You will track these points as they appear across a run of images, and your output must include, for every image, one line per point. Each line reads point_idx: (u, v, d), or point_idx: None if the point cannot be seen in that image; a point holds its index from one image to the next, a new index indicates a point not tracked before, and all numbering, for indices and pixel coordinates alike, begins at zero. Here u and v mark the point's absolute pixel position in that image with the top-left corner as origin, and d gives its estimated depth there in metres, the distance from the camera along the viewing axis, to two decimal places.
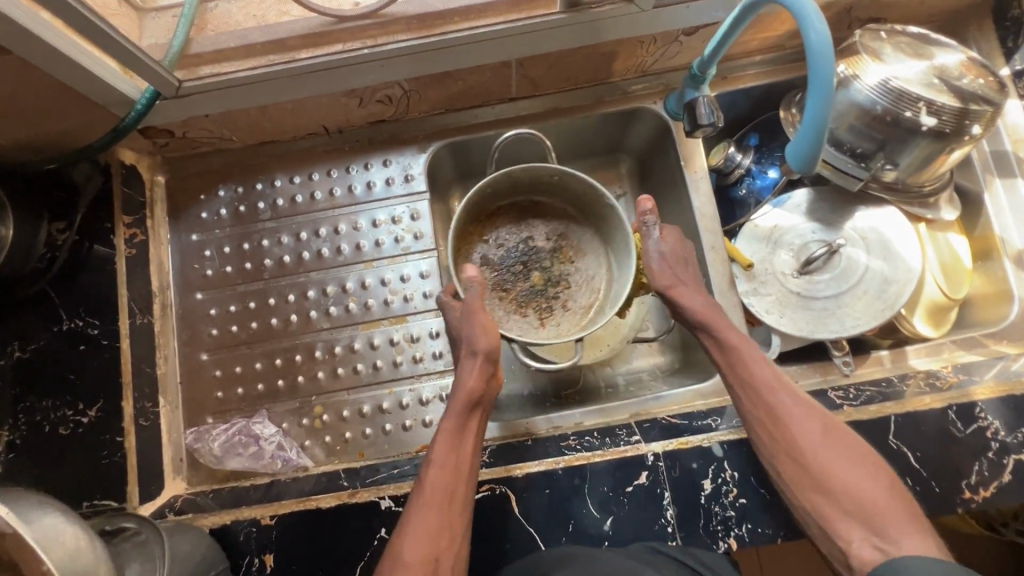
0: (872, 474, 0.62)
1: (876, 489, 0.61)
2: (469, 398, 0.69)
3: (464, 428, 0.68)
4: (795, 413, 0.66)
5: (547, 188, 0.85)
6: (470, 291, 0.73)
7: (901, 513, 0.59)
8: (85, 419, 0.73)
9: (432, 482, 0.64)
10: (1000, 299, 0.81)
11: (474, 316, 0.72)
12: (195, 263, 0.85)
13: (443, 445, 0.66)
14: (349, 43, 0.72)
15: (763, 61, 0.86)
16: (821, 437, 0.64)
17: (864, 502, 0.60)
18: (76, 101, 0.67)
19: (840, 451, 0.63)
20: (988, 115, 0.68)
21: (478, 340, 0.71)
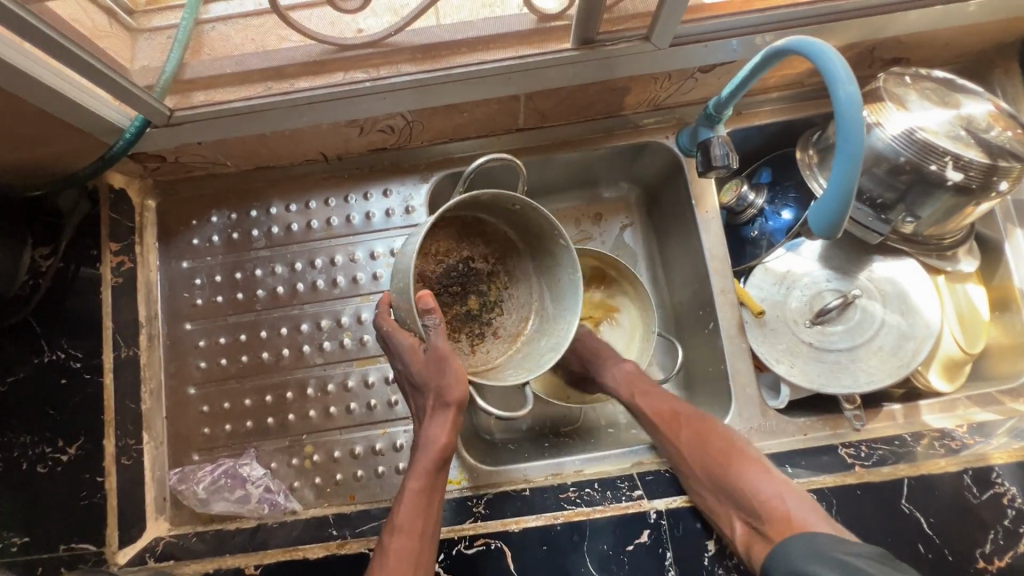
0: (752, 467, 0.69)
1: (759, 480, 0.68)
2: (440, 454, 0.64)
3: (432, 490, 0.64)
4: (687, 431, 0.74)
5: (489, 208, 0.73)
6: (434, 330, 0.60)
7: (798, 507, 0.65)
8: (65, 457, 0.70)
9: (396, 552, 0.61)
10: (1017, 353, 0.78)
11: (446, 363, 0.60)
12: (184, 292, 0.82)
13: (407, 512, 0.63)
14: (351, 73, 0.69)
15: (779, 97, 0.83)
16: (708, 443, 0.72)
17: (753, 498, 0.67)
18: (61, 128, 0.64)
19: (725, 452, 0.71)
20: (1016, 171, 0.65)
21: (450, 391, 0.62)
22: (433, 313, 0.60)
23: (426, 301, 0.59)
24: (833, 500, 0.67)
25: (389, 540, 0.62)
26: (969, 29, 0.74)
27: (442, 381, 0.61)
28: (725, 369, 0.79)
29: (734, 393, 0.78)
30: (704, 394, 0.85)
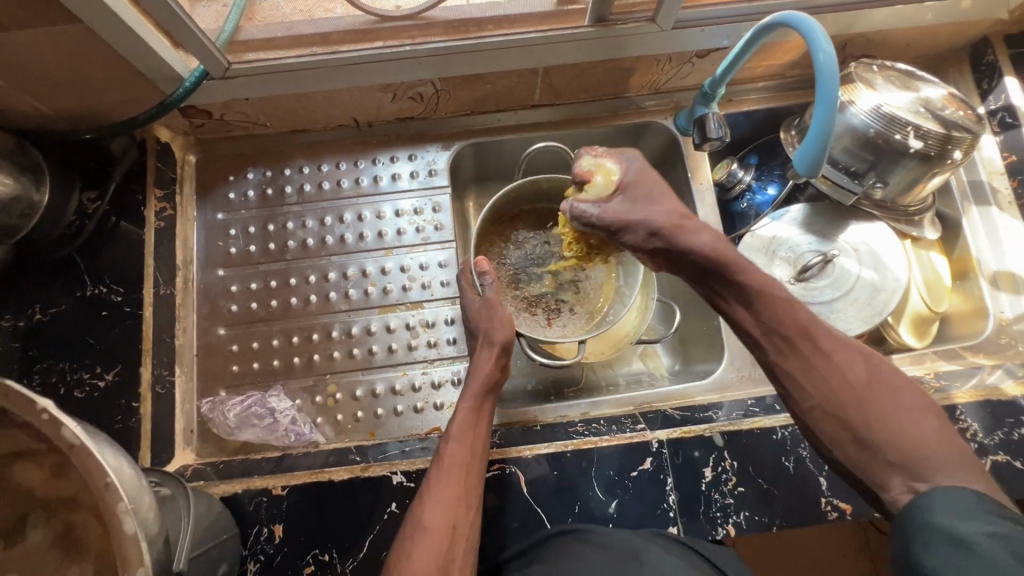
0: (945, 440, 0.54)
1: (885, 400, 0.57)
2: (487, 381, 0.73)
3: (478, 412, 0.71)
4: (863, 373, 0.59)
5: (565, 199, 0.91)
6: (488, 285, 0.79)
7: (922, 433, 0.54)
8: (103, 382, 0.74)
9: (450, 455, 0.67)
10: (977, 315, 0.87)
11: (495, 308, 0.78)
12: (219, 241, 0.88)
13: (460, 425, 0.69)
14: (390, 41, 0.76)
15: (765, 87, 0.93)
16: (893, 398, 0.57)
17: (872, 409, 0.57)
18: (130, 74, 0.70)
19: (912, 415, 0.56)
20: (967, 142, 0.76)
21: (496, 331, 0.76)
22: (488, 274, 0.80)
23: (481, 264, 0.79)
24: None
25: (444, 448, 0.68)
26: (926, 30, 0.85)
27: (492, 323, 0.77)
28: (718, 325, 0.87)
29: (726, 344, 0.85)
30: (700, 348, 0.92)
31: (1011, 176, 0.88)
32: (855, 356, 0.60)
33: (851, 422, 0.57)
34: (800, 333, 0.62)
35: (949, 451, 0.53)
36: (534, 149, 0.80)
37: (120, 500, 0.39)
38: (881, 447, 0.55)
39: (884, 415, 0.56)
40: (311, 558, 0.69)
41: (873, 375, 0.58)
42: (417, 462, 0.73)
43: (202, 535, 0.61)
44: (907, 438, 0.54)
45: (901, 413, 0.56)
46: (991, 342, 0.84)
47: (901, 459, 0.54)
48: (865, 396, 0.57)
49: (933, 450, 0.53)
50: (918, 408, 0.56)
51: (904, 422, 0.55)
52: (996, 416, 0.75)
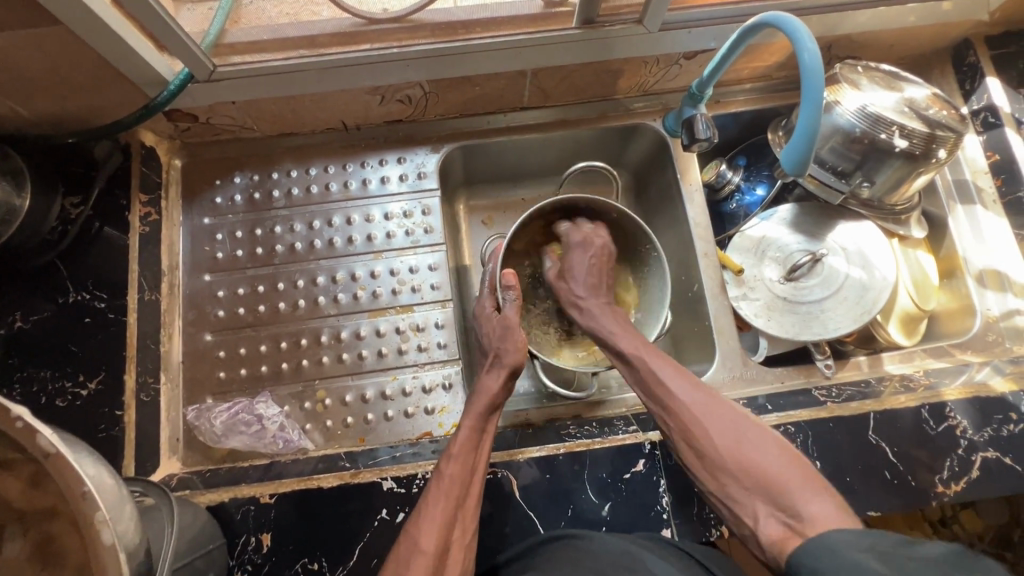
0: (790, 457, 0.61)
1: (736, 435, 0.64)
2: (492, 402, 0.73)
3: (482, 433, 0.71)
4: (701, 406, 0.67)
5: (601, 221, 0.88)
6: (508, 301, 0.79)
7: (766, 458, 0.61)
8: (84, 391, 0.72)
9: (452, 475, 0.66)
10: (964, 313, 0.88)
11: (512, 331, 0.77)
12: (206, 246, 0.87)
13: (460, 444, 0.69)
14: (377, 43, 0.76)
15: (752, 89, 0.94)
16: (730, 426, 0.65)
17: (724, 441, 0.64)
18: (112, 76, 0.69)
19: (750, 437, 0.63)
20: (951, 141, 0.76)
21: (508, 354, 0.76)
22: (511, 290, 0.79)
23: (507, 278, 0.79)
24: (808, 432, 0.74)
25: (443, 467, 0.67)
26: (909, 31, 0.86)
27: (504, 344, 0.77)
28: (708, 325, 0.86)
29: (717, 344, 0.85)
30: (691, 348, 0.91)
31: (994, 175, 0.89)
32: (695, 392, 0.68)
33: (712, 459, 0.64)
34: (659, 383, 0.70)
35: (796, 477, 0.59)
36: (586, 163, 0.80)
37: (98, 510, 0.38)
38: (743, 478, 0.61)
39: (739, 447, 0.63)
40: (300, 567, 0.67)
41: (714, 405, 0.67)
42: (407, 467, 0.72)
43: (185, 548, 0.59)
44: (755, 464, 0.61)
45: (750, 440, 0.63)
46: (979, 339, 0.85)
47: (764, 490, 0.59)
48: (714, 433, 0.64)
49: (785, 475, 0.59)
50: (756, 428, 0.64)
51: (757, 453, 0.62)
52: (986, 412, 0.75)
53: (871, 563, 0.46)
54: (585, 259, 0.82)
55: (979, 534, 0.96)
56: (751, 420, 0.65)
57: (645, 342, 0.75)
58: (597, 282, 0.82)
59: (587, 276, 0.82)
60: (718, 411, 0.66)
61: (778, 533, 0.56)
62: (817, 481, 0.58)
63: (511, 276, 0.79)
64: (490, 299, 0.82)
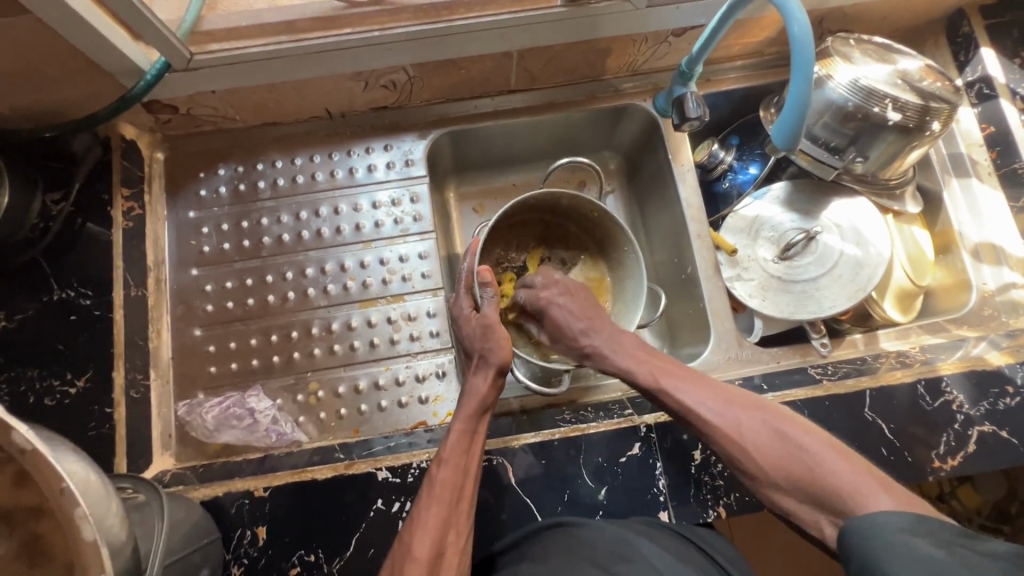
0: (839, 457, 0.59)
1: (769, 443, 0.63)
2: (482, 405, 0.71)
3: (472, 434, 0.70)
4: (728, 423, 0.66)
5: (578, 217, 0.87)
6: (487, 298, 0.76)
7: (812, 459, 0.60)
8: (73, 389, 0.71)
9: (443, 480, 0.65)
10: (960, 288, 0.87)
11: (492, 329, 0.75)
12: (192, 239, 0.86)
13: (453, 448, 0.68)
14: (359, 27, 0.73)
15: (744, 65, 0.92)
16: (770, 439, 0.63)
17: (762, 455, 0.63)
18: (85, 66, 0.67)
19: (793, 445, 0.62)
20: (945, 113, 0.75)
21: (493, 353, 0.74)
22: (488, 286, 0.77)
23: (484, 276, 0.76)
24: (805, 410, 0.74)
25: (435, 472, 0.66)
26: (903, 2, 0.84)
27: (486, 344, 0.75)
28: (703, 306, 0.86)
29: (712, 325, 0.84)
30: (687, 331, 0.90)
31: (989, 148, 0.88)
32: (722, 410, 0.66)
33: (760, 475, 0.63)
34: (685, 407, 0.68)
35: (851, 473, 0.58)
36: (567, 160, 0.78)
37: (76, 506, 0.38)
38: (795, 490, 0.61)
39: (784, 460, 0.62)
40: (297, 560, 0.67)
41: (744, 417, 0.65)
42: (401, 457, 0.72)
43: (180, 544, 0.59)
44: (804, 474, 0.60)
45: (790, 445, 0.62)
46: (975, 314, 0.84)
47: (819, 500, 0.59)
48: (754, 450, 0.64)
49: (837, 478, 0.58)
50: (798, 432, 0.63)
51: (804, 462, 0.60)
52: (982, 386, 0.75)
53: (933, 552, 0.47)
54: (564, 303, 0.80)
55: (976, 509, 0.96)
56: (788, 422, 0.64)
57: (661, 363, 0.73)
58: (594, 316, 0.79)
59: (580, 315, 0.79)
60: (750, 424, 0.65)
61: None
62: (871, 477, 0.57)
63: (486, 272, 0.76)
64: (467, 298, 0.79)
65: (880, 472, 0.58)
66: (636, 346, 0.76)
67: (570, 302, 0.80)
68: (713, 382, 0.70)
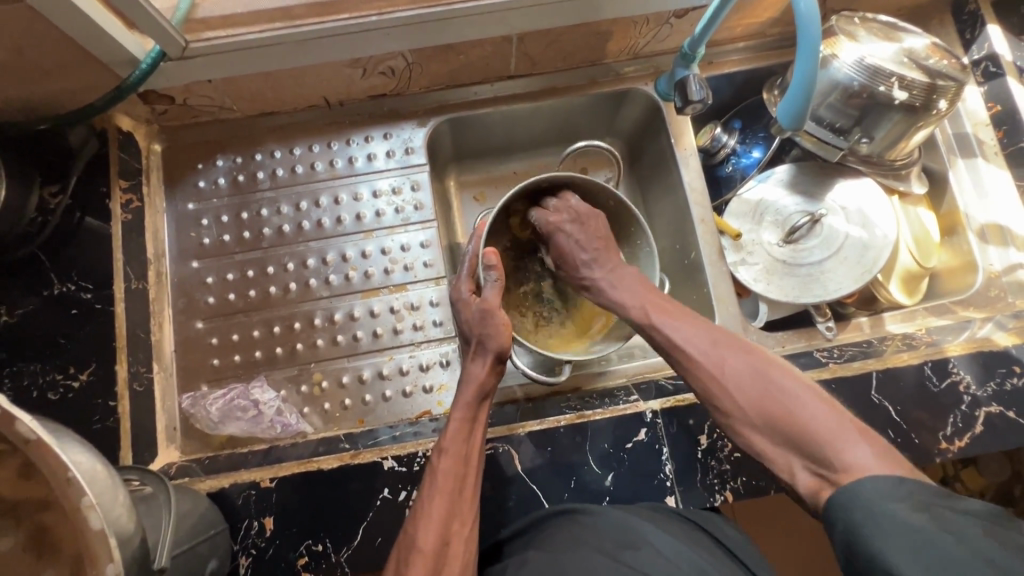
0: (820, 403, 0.58)
1: (753, 381, 0.62)
2: (481, 390, 0.71)
3: (473, 422, 0.69)
4: (715, 360, 0.65)
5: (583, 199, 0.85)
6: (490, 284, 0.74)
7: (795, 403, 0.59)
8: (76, 383, 0.71)
9: (444, 470, 0.65)
10: (966, 270, 0.87)
11: (491, 315, 0.73)
12: (191, 231, 0.85)
13: (451, 437, 0.67)
14: (355, 11, 0.72)
15: (746, 47, 0.91)
16: (754, 378, 0.62)
17: (742, 391, 0.62)
18: (79, 57, 0.66)
19: (776, 386, 0.61)
20: (951, 90, 0.74)
21: (491, 339, 0.73)
22: (492, 270, 0.75)
23: (489, 258, 0.74)
24: None
25: (437, 462, 0.66)
26: None
27: (486, 329, 0.73)
28: (708, 292, 0.85)
29: (717, 311, 0.84)
30: (692, 316, 0.89)
31: (996, 127, 0.87)
32: (711, 348, 0.66)
33: (737, 414, 0.62)
34: (675, 344, 0.68)
35: (833, 420, 0.56)
36: (583, 144, 0.75)
37: (83, 496, 0.37)
38: (769, 430, 0.59)
39: (764, 398, 0.60)
40: (304, 550, 0.67)
41: (732, 356, 0.64)
42: (407, 446, 0.72)
43: (184, 536, 0.58)
44: (782, 413, 0.59)
45: (775, 388, 0.60)
46: (981, 296, 0.84)
47: (791, 439, 0.58)
48: (735, 388, 0.62)
49: (815, 422, 0.57)
50: (783, 375, 0.61)
51: (785, 402, 0.59)
52: (990, 367, 0.74)
53: (921, 522, 0.45)
54: (573, 232, 0.79)
55: (980, 492, 0.96)
56: (776, 367, 0.62)
57: (658, 301, 0.73)
58: (602, 246, 0.78)
59: (588, 245, 0.78)
60: (737, 362, 0.64)
61: (815, 484, 0.55)
62: (852, 425, 0.56)
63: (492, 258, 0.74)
64: (467, 283, 0.77)
65: (862, 423, 0.57)
66: (628, 283, 0.76)
67: (577, 232, 0.79)
68: (706, 324, 0.69)
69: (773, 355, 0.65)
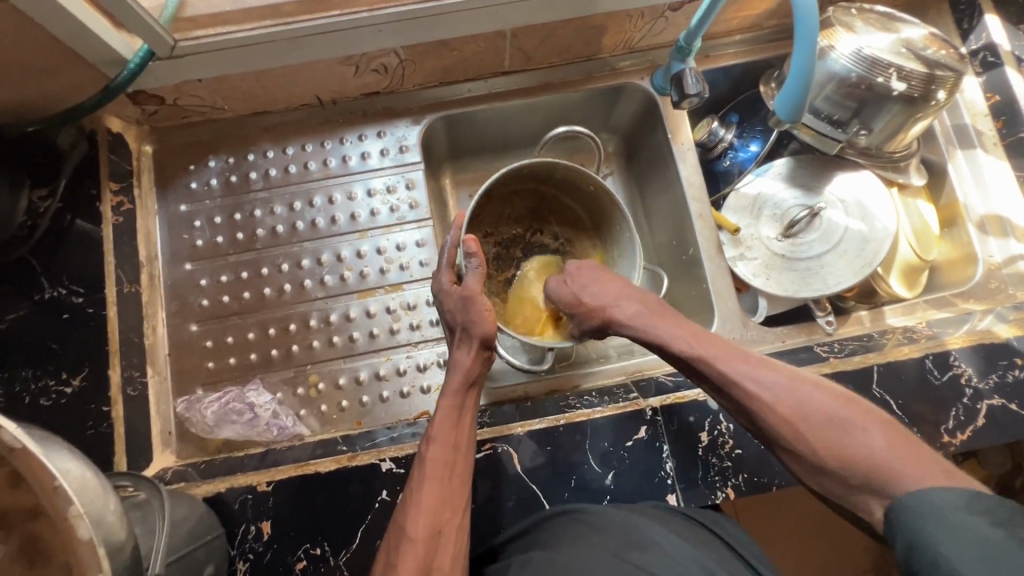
0: (897, 441, 0.55)
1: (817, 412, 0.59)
2: (466, 379, 0.70)
3: (461, 410, 0.69)
4: (777, 391, 0.61)
5: (569, 189, 0.85)
6: (472, 270, 0.72)
7: (865, 440, 0.55)
8: (68, 389, 0.69)
9: (433, 458, 0.64)
10: (966, 262, 0.86)
11: (473, 302, 0.72)
12: (184, 233, 0.84)
13: (439, 426, 0.67)
14: (346, 8, 0.71)
15: (743, 40, 0.90)
16: (818, 412, 0.59)
17: (805, 424, 0.58)
18: (65, 57, 0.65)
19: (841, 421, 0.57)
20: (950, 81, 0.73)
21: (476, 326, 0.72)
22: (474, 256, 0.72)
23: (469, 244, 0.71)
24: None
25: (425, 450, 0.66)
26: None
27: (469, 317, 0.72)
28: (706, 288, 0.84)
29: (717, 306, 0.83)
30: (692, 313, 0.88)
31: (995, 117, 0.86)
32: (768, 380, 0.62)
33: (804, 452, 0.58)
34: (727, 375, 0.64)
35: (905, 456, 0.53)
36: (564, 128, 0.76)
37: (71, 504, 0.37)
38: (840, 468, 0.56)
39: (829, 434, 0.57)
40: (303, 553, 0.67)
41: (791, 389, 0.61)
42: (405, 447, 0.71)
43: (181, 542, 0.57)
44: (850, 448, 0.55)
45: (838, 420, 0.57)
46: (982, 288, 0.83)
47: (874, 483, 0.53)
48: (800, 422, 0.59)
49: (902, 465, 0.52)
50: (848, 410, 0.58)
51: (852, 438, 0.56)
52: (991, 359, 0.74)
53: (989, 531, 0.44)
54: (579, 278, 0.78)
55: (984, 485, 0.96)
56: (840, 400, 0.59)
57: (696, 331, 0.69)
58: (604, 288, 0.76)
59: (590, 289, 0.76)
60: (798, 391, 0.60)
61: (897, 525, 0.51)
62: (927, 460, 0.53)
63: (472, 244, 0.71)
64: (448, 273, 0.75)
65: (936, 456, 0.54)
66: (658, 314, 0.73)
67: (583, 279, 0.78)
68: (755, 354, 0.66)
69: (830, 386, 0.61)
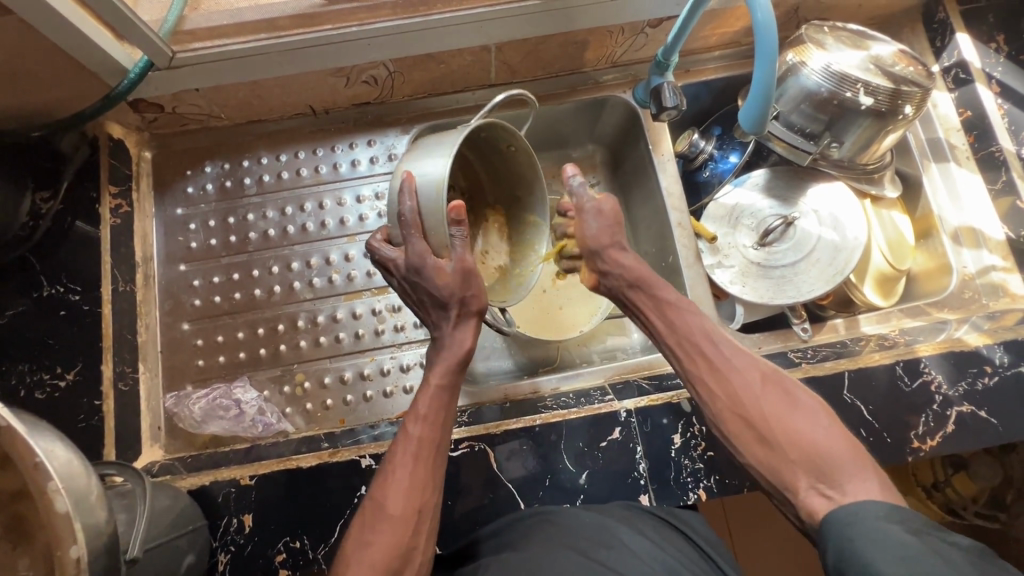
0: (836, 430, 0.58)
1: (774, 392, 0.62)
2: (459, 359, 0.69)
3: (450, 389, 0.68)
4: (741, 366, 0.64)
5: (480, 148, 0.76)
6: (459, 240, 0.66)
7: (812, 424, 0.59)
8: (62, 382, 0.72)
9: (418, 437, 0.64)
10: (941, 271, 0.88)
11: (472, 276, 0.67)
12: (180, 236, 0.88)
13: (428, 404, 0.66)
14: (338, 22, 0.74)
15: (723, 55, 0.93)
16: (775, 393, 0.62)
17: (761, 403, 0.61)
18: (68, 66, 0.69)
19: (794, 402, 0.61)
20: (917, 96, 0.76)
21: (471, 301, 0.69)
22: (459, 224, 0.66)
23: (456, 212, 0.65)
24: None
25: (409, 427, 0.65)
26: None
27: (467, 291, 0.68)
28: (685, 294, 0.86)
29: None
30: None
31: (966, 132, 0.89)
32: (736, 354, 0.65)
33: (755, 425, 0.61)
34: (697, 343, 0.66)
35: (842, 446, 0.57)
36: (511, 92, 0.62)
37: (50, 480, 0.39)
38: (782, 446, 0.58)
39: (782, 414, 0.60)
40: (282, 546, 0.68)
41: (757, 370, 0.63)
42: (385, 445, 0.73)
43: (162, 531, 0.59)
44: (796, 429, 0.59)
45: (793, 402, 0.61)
46: (956, 297, 0.85)
47: (805, 459, 0.57)
48: (757, 398, 0.61)
49: (833, 447, 0.57)
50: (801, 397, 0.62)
51: (802, 421, 0.59)
52: (961, 367, 0.75)
53: (906, 537, 0.45)
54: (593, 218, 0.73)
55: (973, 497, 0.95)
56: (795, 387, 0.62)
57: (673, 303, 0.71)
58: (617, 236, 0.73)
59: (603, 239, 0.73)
60: (757, 373, 0.63)
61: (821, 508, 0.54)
62: (860, 455, 0.56)
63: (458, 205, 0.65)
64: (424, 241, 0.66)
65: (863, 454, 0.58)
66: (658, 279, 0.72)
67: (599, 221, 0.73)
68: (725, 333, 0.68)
69: (793, 379, 0.64)
